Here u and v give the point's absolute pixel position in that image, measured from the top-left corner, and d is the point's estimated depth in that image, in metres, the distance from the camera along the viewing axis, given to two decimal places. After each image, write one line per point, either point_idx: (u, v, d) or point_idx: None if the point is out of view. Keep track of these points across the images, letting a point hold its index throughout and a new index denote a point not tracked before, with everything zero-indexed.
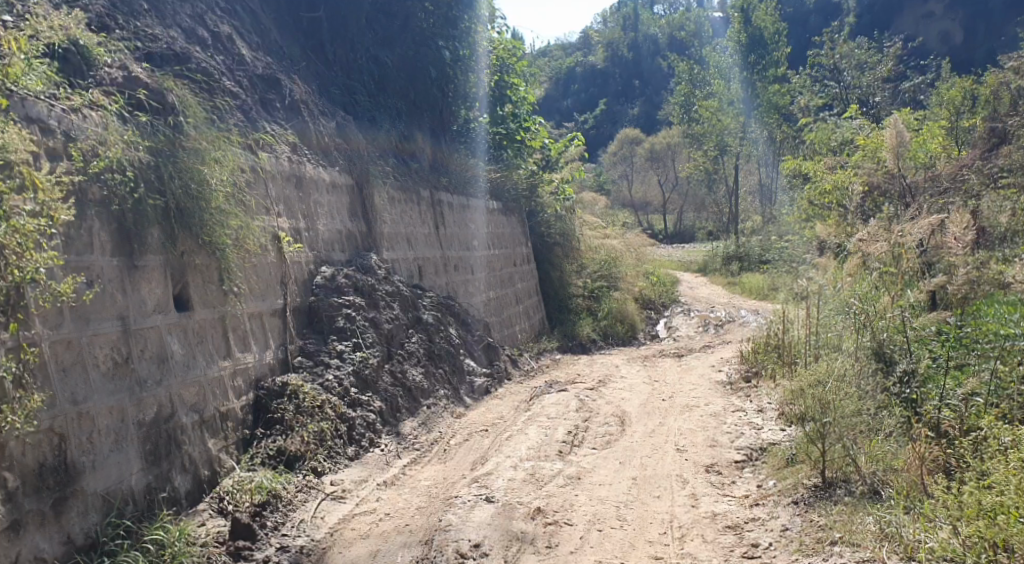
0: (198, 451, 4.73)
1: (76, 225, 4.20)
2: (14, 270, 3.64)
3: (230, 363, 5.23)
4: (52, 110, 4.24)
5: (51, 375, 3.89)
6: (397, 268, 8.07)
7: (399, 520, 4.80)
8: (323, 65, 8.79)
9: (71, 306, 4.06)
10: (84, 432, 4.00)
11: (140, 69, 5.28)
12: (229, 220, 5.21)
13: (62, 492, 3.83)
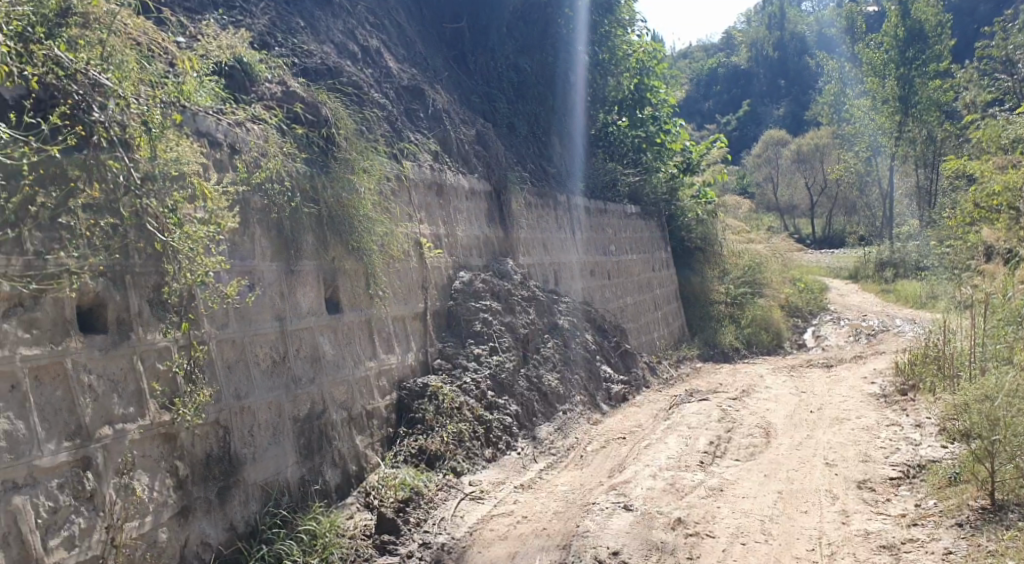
0: (346, 447, 4.94)
1: (240, 231, 4.46)
2: (185, 273, 3.85)
3: (376, 364, 5.43)
4: (219, 124, 4.51)
5: (218, 372, 4.13)
6: (533, 273, 8.15)
7: (537, 524, 4.83)
8: (466, 75, 9.01)
9: (235, 308, 4.31)
10: (245, 426, 4.23)
11: (297, 85, 5.56)
12: (376, 227, 5.42)
13: (226, 482, 4.05)
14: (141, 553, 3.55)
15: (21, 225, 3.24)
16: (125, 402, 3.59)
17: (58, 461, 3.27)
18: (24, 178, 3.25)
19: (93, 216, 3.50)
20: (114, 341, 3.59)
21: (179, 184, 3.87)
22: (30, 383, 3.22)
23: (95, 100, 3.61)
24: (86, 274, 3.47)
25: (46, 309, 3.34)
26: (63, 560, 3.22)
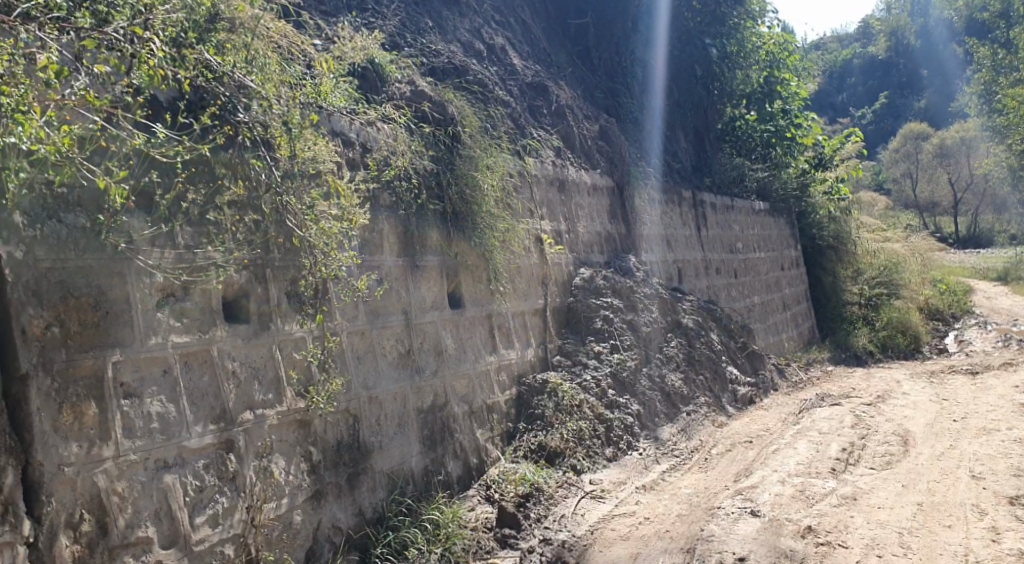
0: (468, 439, 5.02)
1: (370, 228, 4.58)
2: (321, 268, 3.98)
3: (496, 358, 5.49)
4: (352, 123, 4.65)
5: (348, 363, 4.26)
6: (656, 270, 8.04)
7: (659, 526, 4.76)
8: (588, 70, 8.95)
9: (364, 301, 4.43)
10: (373, 414, 4.35)
11: (424, 84, 5.65)
12: (498, 223, 5.47)
13: (356, 468, 4.16)
14: (278, 533, 3.66)
15: (174, 221, 3.36)
16: (265, 388, 3.71)
17: (205, 443, 3.37)
18: (176, 175, 3.40)
19: (238, 212, 3.67)
20: (255, 330, 3.72)
21: (315, 182, 4.04)
22: (180, 367, 3.33)
23: (241, 102, 3.75)
24: (232, 268, 3.57)
25: (195, 299, 3.45)
26: (208, 538, 3.30)
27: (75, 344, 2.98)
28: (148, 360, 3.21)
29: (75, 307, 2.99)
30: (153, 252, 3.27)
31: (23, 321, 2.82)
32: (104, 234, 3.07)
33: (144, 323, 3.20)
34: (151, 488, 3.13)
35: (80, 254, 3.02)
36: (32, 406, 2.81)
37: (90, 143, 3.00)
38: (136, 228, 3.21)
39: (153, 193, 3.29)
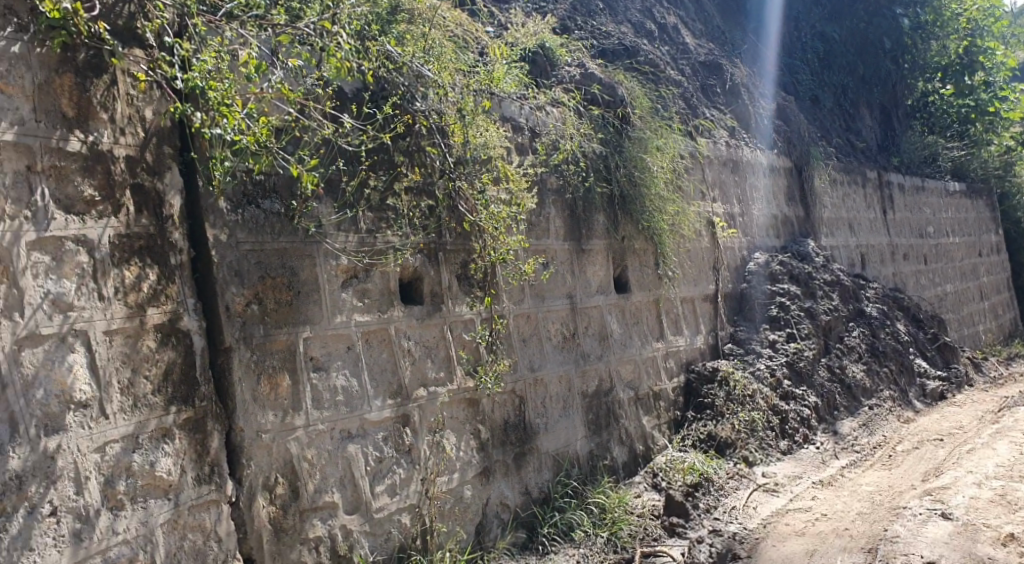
0: (634, 425, 5.00)
1: (537, 211, 4.60)
2: (490, 252, 4.04)
3: (663, 344, 5.44)
4: (523, 109, 4.68)
5: (514, 344, 4.32)
6: (836, 256, 7.65)
7: (838, 523, 4.54)
8: (767, 47, 8.60)
9: (530, 284, 4.48)
10: (539, 396, 4.39)
11: (594, 67, 5.58)
12: (667, 205, 5.40)
13: (522, 448, 4.21)
14: (450, 506, 3.77)
15: (356, 206, 3.51)
16: (437, 367, 3.82)
17: (384, 416, 3.51)
18: (360, 163, 3.57)
19: (414, 198, 3.79)
20: (428, 311, 3.83)
21: (487, 167, 4.11)
22: (362, 344, 3.48)
23: (419, 90, 3.85)
24: (409, 251, 3.71)
25: (376, 280, 3.58)
26: (386, 506, 3.45)
27: (271, 321, 3.09)
28: (334, 337, 3.35)
29: (272, 286, 3.11)
30: (339, 236, 3.42)
31: (227, 298, 2.92)
32: (296, 219, 3.22)
33: (331, 303, 3.35)
34: (337, 455, 3.28)
35: (276, 237, 3.16)
36: (235, 376, 2.92)
37: (287, 133, 3.21)
38: (324, 214, 3.37)
39: (340, 179, 3.46)
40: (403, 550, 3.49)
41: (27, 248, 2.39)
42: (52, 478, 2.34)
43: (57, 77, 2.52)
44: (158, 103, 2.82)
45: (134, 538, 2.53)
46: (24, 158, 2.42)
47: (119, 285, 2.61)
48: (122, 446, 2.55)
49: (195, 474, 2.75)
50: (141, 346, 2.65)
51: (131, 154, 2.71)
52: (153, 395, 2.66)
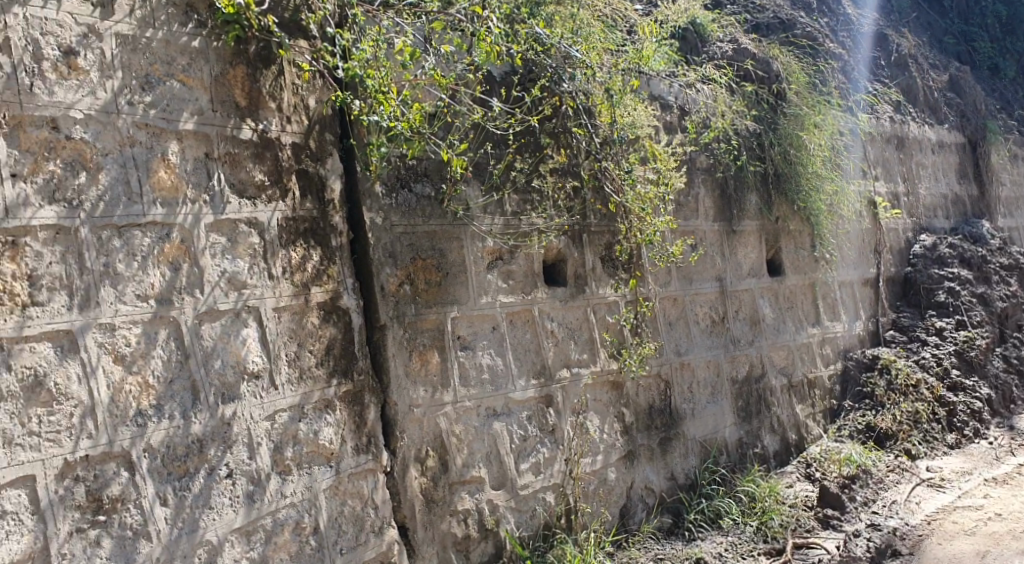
0: (786, 414, 4.86)
1: (686, 192, 4.51)
2: (636, 233, 4.00)
3: (819, 330, 5.25)
4: (672, 86, 4.58)
5: (660, 327, 4.26)
6: (1015, 238, 7.14)
7: (1014, 524, 4.22)
8: (938, 14, 8.01)
9: (678, 267, 4.41)
10: (685, 380, 4.33)
11: (748, 40, 5.35)
12: (824, 184, 5.19)
13: (668, 433, 4.17)
14: (594, 487, 3.79)
15: (503, 189, 3.56)
16: (580, 348, 3.84)
17: (528, 396, 3.56)
18: (507, 146, 3.62)
19: (560, 179, 3.81)
20: (572, 293, 3.84)
21: (634, 147, 4.10)
22: (507, 325, 3.53)
23: (566, 71, 3.81)
24: (553, 233, 3.74)
25: (520, 261, 3.62)
26: (531, 484, 3.51)
27: (422, 300, 3.20)
28: (480, 317, 3.42)
29: (423, 267, 3.21)
30: (485, 219, 3.48)
31: (382, 278, 3.03)
32: (446, 202, 3.31)
33: (477, 284, 3.41)
34: (484, 432, 3.37)
35: (427, 220, 3.25)
36: (389, 352, 3.03)
37: (439, 119, 3.29)
38: (472, 197, 3.44)
39: (487, 163, 3.51)
40: (548, 528, 3.55)
41: (205, 230, 2.54)
42: (228, 442, 2.50)
43: (232, 69, 2.68)
44: (320, 91, 2.96)
45: (300, 502, 2.68)
46: (203, 146, 2.57)
47: (286, 265, 2.76)
48: (289, 415, 2.70)
49: (353, 444, 2.89)
50: (305, 322, 2.80)
51: (297, 142, 2.86)
52: (316, 368, 2.81)
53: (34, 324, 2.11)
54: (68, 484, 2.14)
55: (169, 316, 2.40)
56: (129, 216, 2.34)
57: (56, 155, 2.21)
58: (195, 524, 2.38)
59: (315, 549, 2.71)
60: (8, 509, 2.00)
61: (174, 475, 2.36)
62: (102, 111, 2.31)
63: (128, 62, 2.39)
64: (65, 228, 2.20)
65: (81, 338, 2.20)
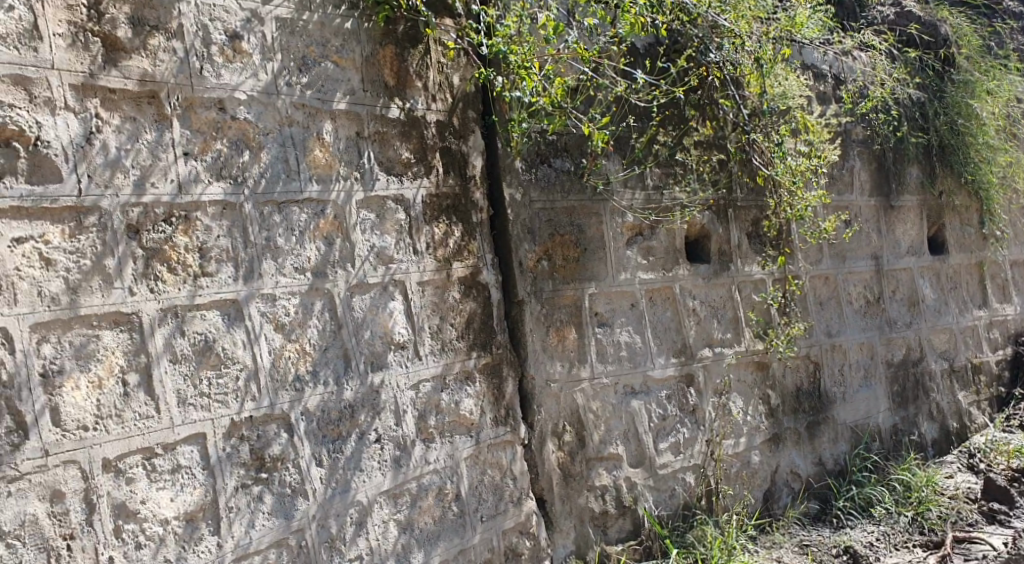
0: (947, 401, 4.61)
1: (840, 164, 4.29)
2: (786, 208, 3.89)
3: (987, 313, 4.98)
4: (827, 55, 4.35)
5: (810, 307, 4.10)
6: None
7: None
8: None
9: (831, 244, 4.23)
10: (836, 363, 4.16)
11: (912, 1, 4.90)
12: (997, 155, 4.77)
13: (816, 417, 4.02)
14: (737, 470, 3.70)
15: (645, 162, 3.50)
16: (723, 327, 3.75)
17: (668, 374, 3.52)
18: (651, 119, 3.55)
19: (705, 152, 3.72)
20: (716, 270, 3.75)
21: (785, 118, 3.91)
22: (646, 302, 3.49)
23: (713, 41, 3.66)
24: (697, 208, 3.65)
25: (661, 237, 3.56)
26: (671, 464, 3.48)
27: (560, 277, 3.20)
28: (618, 293, 3.40)
29: (561, 243, 3.21)
30: (626, 194, 3.44)
31: (521, 254, 3.06)
32: (586, 177, 3.30)
33: (616, 260, 3.39)
34: (621, 410, 3.36)
35: (566, 195, 3.25)
36: (527, 328, 3.06)
37: (582, 93, 3.27)
38: (613, 171, 3.40)
39: (629, 137, 3.46)
40: (688, 508, 3.51)
41: (357, 206, 2.65)
42: (377, 409, 2.62)
43: (382, 49, 2.77)
44: (464, 69, 3.01)
45: (442, 468, 2.77)
46: (355, 125, 2.68)
47: (430, 241, 2.84)
48: (432, 385, 2.79)
49: (492, 415, 2.96)
50: (447, 297, 2.87)
51: (441, 119, 2.92)
52: (458, 340, 2.88)
53: (204, 294, 2.26)
54: (234, 442, 2.28)
55: (324, 288, 2.53)
56: (288, 192, 2.47)
57: (223, 134, 2.35)
58: (347, 485, 2.51)
59: (457, 515, 2.80)
60: (183, 463, 2.17)
61: (328, 438, 2.49)
62: (264, 92, 2.44)
63: (286, 44, 2.52)
64: (231, 204, 2.34)
65: (246, 307, 2.35)
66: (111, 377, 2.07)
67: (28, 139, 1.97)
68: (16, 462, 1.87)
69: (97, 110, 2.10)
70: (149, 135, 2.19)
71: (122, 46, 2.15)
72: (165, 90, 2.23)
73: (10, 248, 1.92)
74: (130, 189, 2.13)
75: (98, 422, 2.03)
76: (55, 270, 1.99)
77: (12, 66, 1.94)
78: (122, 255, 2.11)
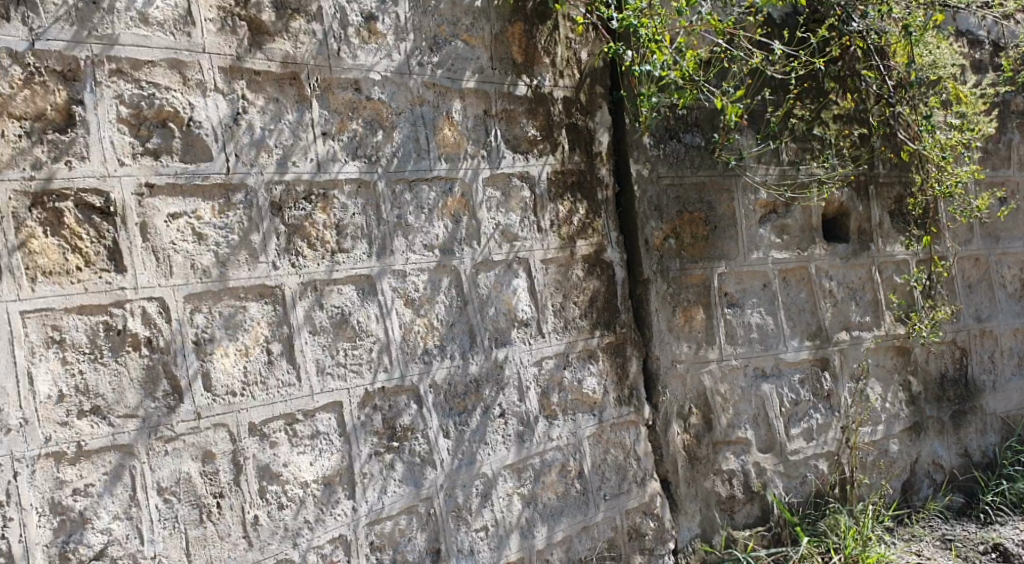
0: None
1: (996, 138, 4.00)
2: (933, 185, 3.62)
3: None
4: (984, 20, 4.06)
5: (959, 289, 3.87)
6: None
7: None
8: None
9: (982, 223, 3.97)
10: (985, 350, 3.93)
11: None
12: None
13: (962, 406, 3.81)
14: (874, 458, 3.55)
15: (781, 137, 3.38)
16: (863, 310, 3.59)
17: (801, 358, 3.41)
18: (788, 92, 3.41)
19: (846, 126, 3.56)
20: (855, 250, 3.58)
21: (936, 89, 3.66)
22: (779, 282, 3.38)
23: (857, 8, 3.44)
24: (836, 184, 3.48)
25: (797, 216, 3.43)
26: (803, 450, 3.37)
27: (687, 255, 3.13)
28: (750, 273, 3.30)
29: (689, 221, 3.15)
30: (759, 169, 3.33)
31: (647, 232, 3.02)
32: (717, 152, 3.20)
33: (748, 239, 3.28)
34: (751, 393, 3.27)
35: (695, 170, 3.17)
36: (652, 307, 3.03)
37: (715, 65, 3.17)
38: (746, 146, 3.29)
39: (764, 111, 3.35)
40: (820, 496, 3.40)
41: (484, 183, 2.68)
42: (501, 384, 2.66)
43: (511, 26, 2.78)
44: (593, 44, 3.00)
45: (566, 445, 2.79)
46: (483, 103, 2.70)
47: (554, 218, 2.84)
48: (555, 362, 2.80)
49: (616, 395, 2.95)
50: (571, 274, 2.88)
51: (568, 96, 2.92)
52: (581, 318, 2.89)
53: (341, 269, 2.35)
54: (368, 412, 2.37)
55: (451, 264, 2.58)
56: (418, 171, 2.53)
57: (358, 115, 2.42)
58: (473, 458, 2.56)
59: (580, 492, 2.82)
60: (321, 430, 2.28)
61: (454, 411, 2.55)
62: (397, 72, 2.50)
63: (419, 24, 2.56)
64: (366, 182, 2.42)
65: (379, 282, 2.43)
66: (256, 346, 2.19)
67: (182, 121, 2.09)
68: (172, 423, 2.01)
69: (244, 92, 2.20)
70: (291, 116, 2.28)
71: (267, 29, 2.25)
72: (305, 71, 2.31)
73: (167, 223, 2.05)
74: (273, 168, 2.23)
75: (245, 388, 2.15)
76: (207, 244, 2.11)
77: (168, 51, 2.07)
78: (266, 231, 2.22)
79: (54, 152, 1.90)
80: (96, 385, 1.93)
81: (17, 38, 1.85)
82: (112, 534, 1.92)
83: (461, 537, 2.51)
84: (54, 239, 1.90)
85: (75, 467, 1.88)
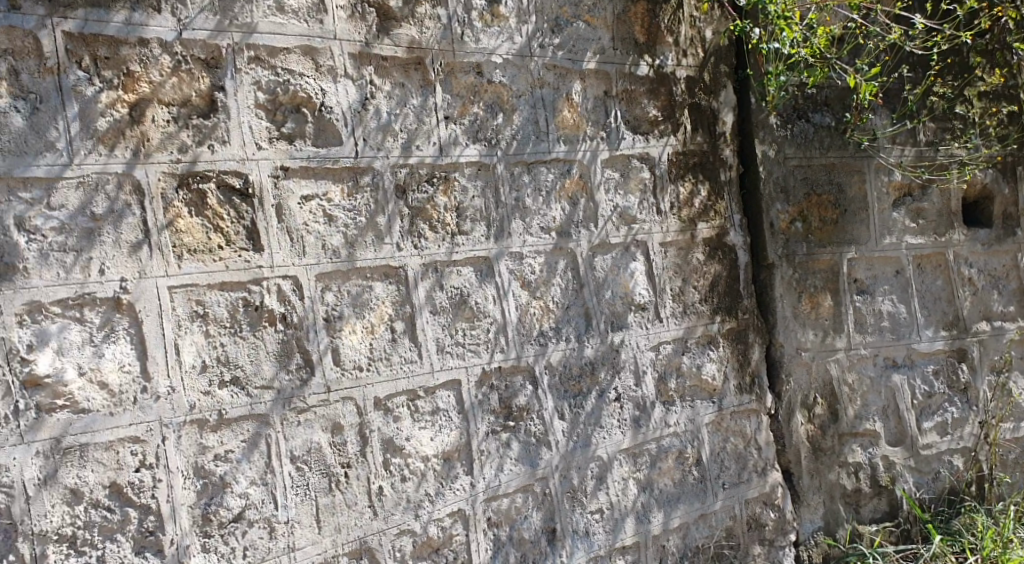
0: None
1: None
2: None
3: None
4: None
5: None
6: None
7: None
8: None
9: None
10: None
11: None
12: None
13: None
14: (1015, 457, 3.37)
15: (919, 116, 3.20)
16: (1005, 300, 3.39)
17: (936, 348, 3.24)
18: (928, 68, 3.21)
19: (993, 103, 3.32)
20: (999, 235, 3.37)
21: None
22: (913, 269, 3.22)
23: None
24: (978, 165, 3.27)
25: (934, 199, 3.25)
26: (936, 444, 3.22)
27: (815, 239, 3.02)
28: (882, 259, 3.15)
29: (817, 203, 3.03)
30: (894, 150, 3.16)
31: (772, 215, 2.93)
32: (848, 132, 3.07)
33: (880, 222, 3.14)
34: (881, 385, 3.14)
35: (825, 151, 3.04)
36: (776, 292, 2.94)
37: (849, 41, 3.02)
38: (880, 126, 3.13)
39: (901, 89, 3.18)
40: (954, 494, 3.25)
41: (603, 165, 2.67)
42: (618, 368, 2.65)
43: (634, 5, 2.74)
44: (718, 22, 2.92)
45: (683, 432, 2.76)
46: (604, 84, 2.69)
47: (675, 201, 2.80)
48: (673, 347, 2.77)
49: (736, 382, 2.89)
50: (691, 258, 2.83)
51: (691, 75, 2.85)
52: (701, 303, 2.84)
53: (461, 250, 2.40)
54: (485, 391, 2.42)
55: (568, 247, 2.59)
56: (537, 154, 2.54)
57: (480, 98, 2.46)
58: (589, 440, 2.57)
59: (698, 479, 2.78)
60: (441, 406, 2.34)
61: (570, 393, 2.56)
62: (518, 54, 2.51)
63: (541, 5, 2.57)
64: (486, 165, 2.45)
65: (497, 264, 2.46)
66: (381, 324, 2.26)
67: (314, 106, 2.18)
68: (304, 396, 2.11)
69: (371, 77, 2.27)
70: (415, 100, 2.34)
71: (394, 15, 2.30)
72: (430, 55, 2.36)
73: (300, 205, 2.14)
74: (398, 151, 2.30)
75: (371, 364, 2.23)
76: (337, 225, 2.19)
77: (302, 38, 2.15)
78: (391, 213, 2.28)
79: (198, 136, 2.01)
80: (235, 357, 2.04)
81: (166, 28, 1.97)
82: (249, 498, 2.03)
83: (576, 518, 2.53)
84: (199, 219, 2.01)
85: (217, 434, 1.99)
